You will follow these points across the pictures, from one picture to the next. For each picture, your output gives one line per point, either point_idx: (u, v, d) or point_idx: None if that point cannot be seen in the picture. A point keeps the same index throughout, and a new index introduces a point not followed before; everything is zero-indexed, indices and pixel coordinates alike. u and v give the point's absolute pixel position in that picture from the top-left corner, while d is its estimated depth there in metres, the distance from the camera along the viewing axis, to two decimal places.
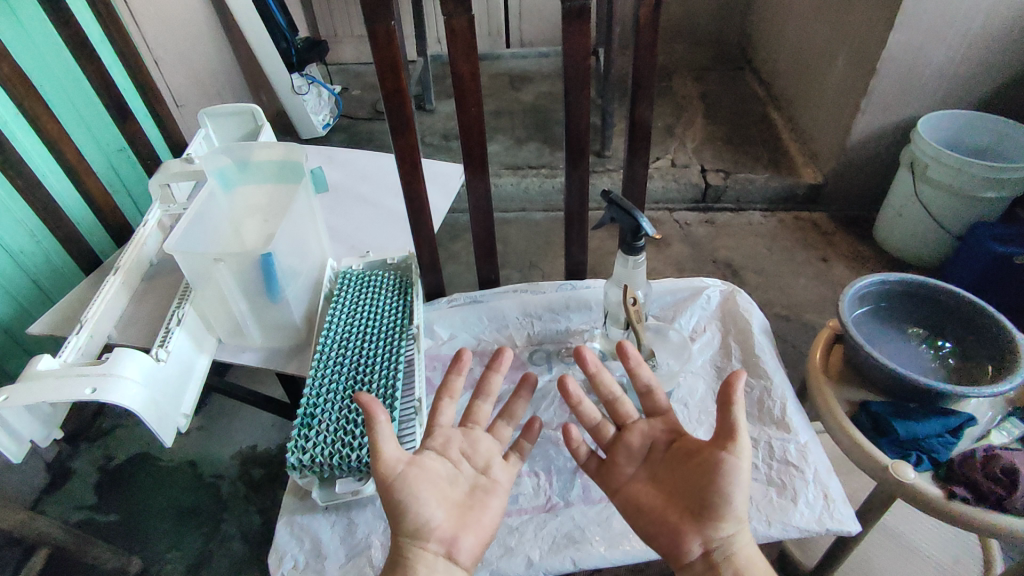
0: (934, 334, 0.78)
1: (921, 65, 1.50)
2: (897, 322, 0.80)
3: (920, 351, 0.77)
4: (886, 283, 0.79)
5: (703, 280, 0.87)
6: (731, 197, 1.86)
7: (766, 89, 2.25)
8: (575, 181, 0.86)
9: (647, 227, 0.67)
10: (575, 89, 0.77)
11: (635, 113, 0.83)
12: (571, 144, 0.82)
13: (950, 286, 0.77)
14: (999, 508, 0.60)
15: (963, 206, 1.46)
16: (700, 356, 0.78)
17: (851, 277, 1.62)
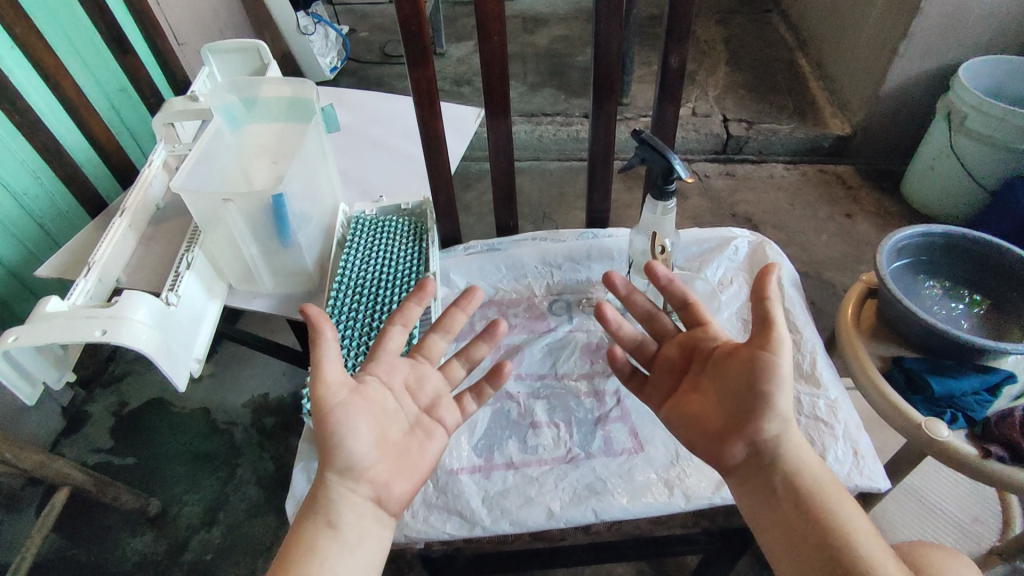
0: (973, 290, 0.75)
1: (967, 6, 1.41)
2: (933, 278, 0.76)
3: (957, 308, 0.74)
4: (927, 235, 0.75)
5: (732, 230, 0.83)
6: (754, 148, 1.79)
7: (795, 34, 2.14)
8: (602, 120, 0.81)
9: (680, 168, 0.62)
10: (606, 17, 0.71)
11: (669, 48, 0.77)
12: (600, 78, 0.76)
13: (998, 239, 0.73)
14: None
15: (1002, 160, 1.40)
16: (728, 308, 0.76)
17: (876, 233, 1.57)
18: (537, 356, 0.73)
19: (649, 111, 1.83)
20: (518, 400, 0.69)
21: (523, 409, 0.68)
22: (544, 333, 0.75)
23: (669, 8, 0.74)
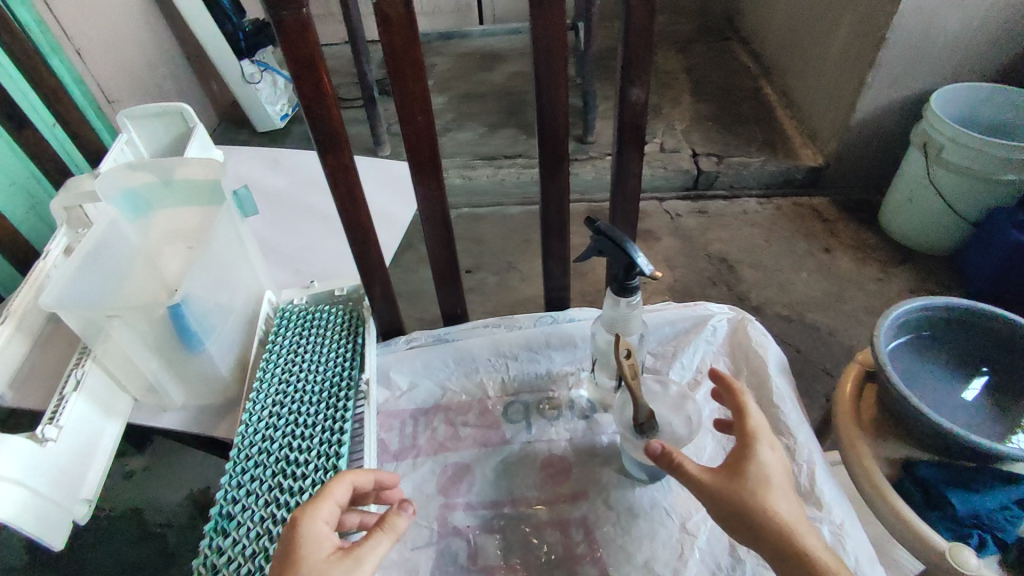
0: (982, 368, 0.66)
1: (933, 34, 1.36)
2: (936, 356, 0.67)
3: (966, 395, 0.65)
4: (919, 309, 0.66)
5: (708, 306, 0.74)
6: (724, 184, 1.71)
7: (757, 62, 2.10)
8: (553, 202, 0.69)
9: (643, 264, 0.53)
10: (549, 92, 0.59)
11: (622, 120, 0.66)
12: (547, 156, 0.65)
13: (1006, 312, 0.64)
14: None
15: (981, 191, 1.34)
16: (709, 404, 0.67)
17: (856, 269, 1.49)
18: (490, 478, 0.62)
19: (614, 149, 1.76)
20: (467, 537, 0.58)
21: (473, 551, 0.57)
22: (497, 447, 0.65)
23: (622, 79, 0.63)
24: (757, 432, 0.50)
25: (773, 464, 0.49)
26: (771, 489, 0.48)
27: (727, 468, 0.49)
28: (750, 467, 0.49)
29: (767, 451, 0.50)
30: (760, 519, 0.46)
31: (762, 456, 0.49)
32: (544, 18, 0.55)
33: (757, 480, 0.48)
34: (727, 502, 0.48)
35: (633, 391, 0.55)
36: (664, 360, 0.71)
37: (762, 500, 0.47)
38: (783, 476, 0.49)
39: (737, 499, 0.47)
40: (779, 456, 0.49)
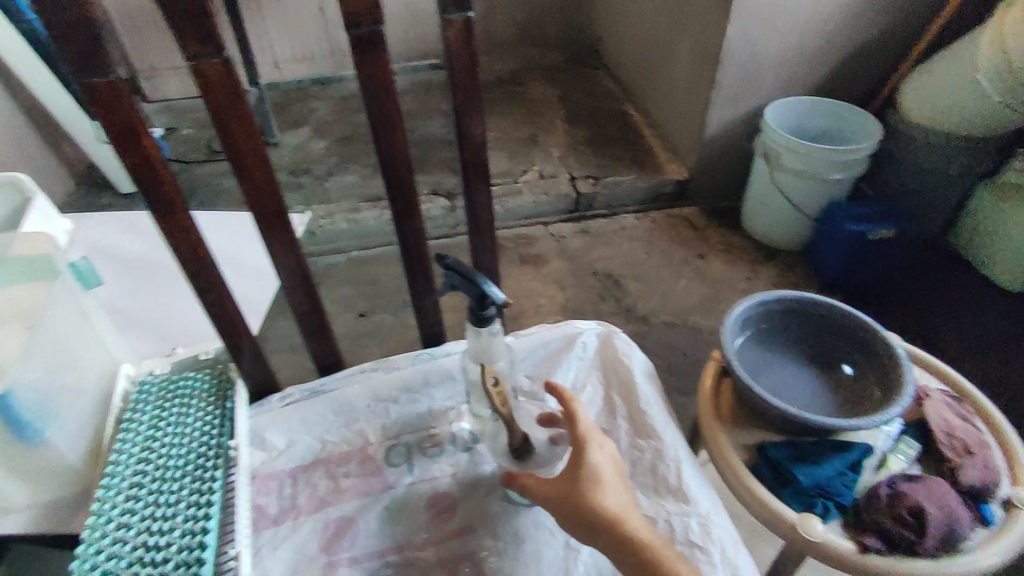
0: (818, 354, 0.72)
1: (759, 56, 1.53)
2: (777, 348, 0.73)
3: (807, 378, 0.71)
4: (758, 304, 0.73)
5: (577, 323, 0.76)
6: (603, 203, 1.81)
7: (622, 87, 2.25)
8: (411, 244, 0.70)
9: (496, 293, 0.55)
10: (388, 139, 0.60)
11: (467, 158, 0.68)
12: (398, 202, 0.65)
13: (826, 299, 0.72)
14: (910, 552, 0.56)
15: (818, 191, 1.51)
16: None
17: (727, 270, 1.61)
18: (375, 529, 0.62)
19: (497, 180, 1.81)
20: None
21: None
22: (380, 494, 0.64)
23: (457, 123, 0.65)
24: (585, 439, 0.56)
25: (602, 465, 0.55)
26: (601, 486, 0.54)
27: (563, 476, 0.55)
28: (581, 472, 0.54)
29: (596, 454, 0.55)
30: (591, 517, 0.53)
31: (590, 459, 0.55)
32: (369, 71, 0.56)
33: (586, 482, 0.54)
34: (563, 508, 0.54)
35: (504, 418, 0.58)
36: (539, 382, 0.74)
37: (589, 499, 0.53)
38: (612, 472, 0.55)
39: (569, 503, 0.54)
40: (605, 456, 0.55)
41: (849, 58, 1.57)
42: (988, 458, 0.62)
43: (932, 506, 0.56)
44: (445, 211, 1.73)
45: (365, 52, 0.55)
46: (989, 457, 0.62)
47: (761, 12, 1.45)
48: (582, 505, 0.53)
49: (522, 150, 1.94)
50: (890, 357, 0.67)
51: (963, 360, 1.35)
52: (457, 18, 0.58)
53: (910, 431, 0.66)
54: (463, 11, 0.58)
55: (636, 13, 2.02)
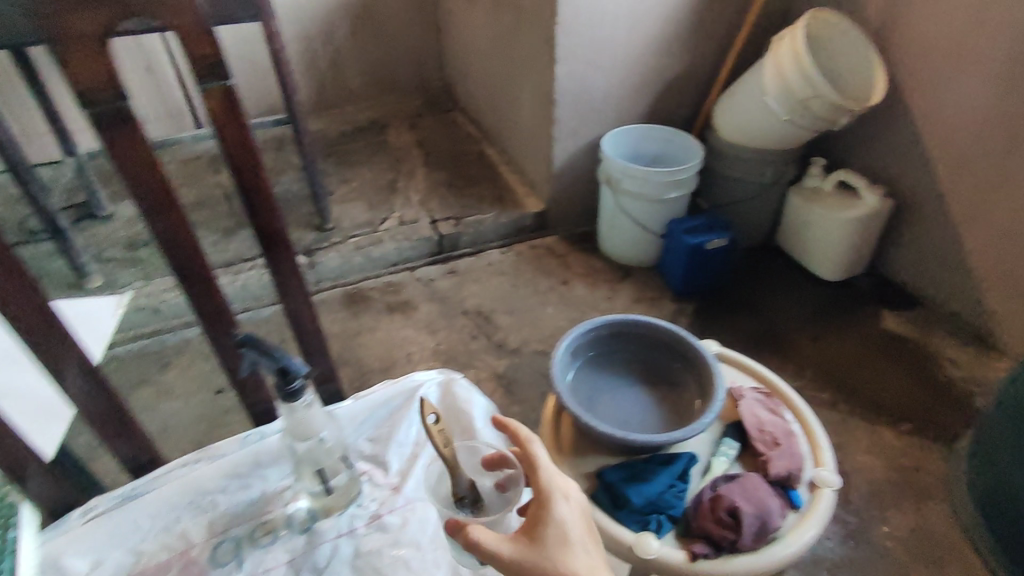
0: (648, 365, 0.88)
1: (589, 91, 1.63)
2: (610, 369, 0.87)
3: (639, 391, 0.85)
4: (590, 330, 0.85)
5: (412, 377, 0.76)
6: (467, 242, 1.82)
7: (478, 128, 2.30)
8: (213, 313, 0.70)
9: (297, 364, 0.54)
10: (162, 214, 0.62)
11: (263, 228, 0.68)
12: (189, 276, 0.66)
13: (644, 318, 0.87)
14: (732, 549, 0.76)
15: (658, 210, 1.62)
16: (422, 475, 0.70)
17: (590, 293, 1.67)
18: None
19: (358, 230, 1.76)
20: None
21: None
22: None
23: (241, 192, 0.65)
24: (552, 492, 0.60)
25: (569, 518, 0.59)
26: (568, 544, 0.57)
27: (531, 535, 0.58)
28: (551, 531, 0.58)
29: (563, 508, 0.59)
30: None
31: (557, 514, 0.59)
32: (125, 149, 0.58)
33: (555, 537, 0.57)
34: (531, 569, 0.55)
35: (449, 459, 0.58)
36: (381, 444, 0.72)
37: (558, 556, 0.56)
38: (578, 528, 0.59)
39: (539, 564, 0.55)
40: (571, 509, 0.59)
41: (669, 87, 1.72)
42: (792, 447, 0.86)
43: (745, 502, 0.77)
44: (304, 269, 1.67)
45: (113, 129, 0.57)
46: (796, 444, 0.87)
47: (583, 52, 1.55)
48: (550, 564, 0.55)
49: (382, 197, 1.92)
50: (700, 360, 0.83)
51: (801, 348, 1.49)
52: (211, 94, 0.60)
53: (729, 436, 0.88)
54: (222, 80, 0.60)
55: (480, 57, 2.09)
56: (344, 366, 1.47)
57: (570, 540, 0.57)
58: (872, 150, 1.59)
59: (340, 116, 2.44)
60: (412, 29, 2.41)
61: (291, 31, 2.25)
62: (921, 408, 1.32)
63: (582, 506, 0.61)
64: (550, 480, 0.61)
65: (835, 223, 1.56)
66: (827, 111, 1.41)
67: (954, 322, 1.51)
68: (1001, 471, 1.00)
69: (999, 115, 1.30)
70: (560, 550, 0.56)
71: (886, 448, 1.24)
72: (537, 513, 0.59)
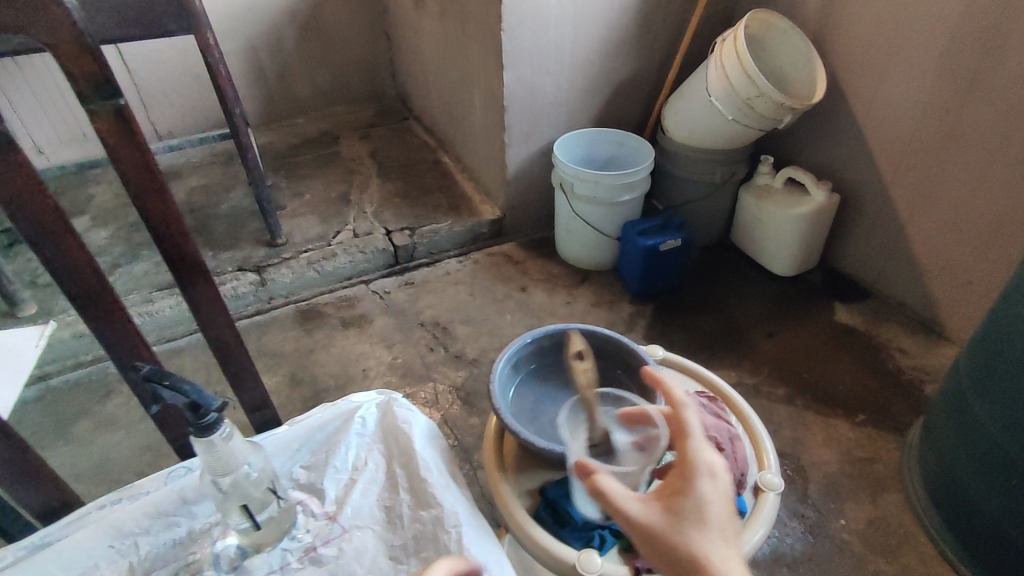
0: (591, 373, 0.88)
1: (539, 96, 1.63)
2: (554, 381, 0.88)
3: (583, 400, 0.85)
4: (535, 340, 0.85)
5: (351, 399, 0.72)
6: (423, 252, 1.79)
7: (432, 136, 2.28)
8: (120, 346, 0.65)
9: (211, 399, 0.50)
10: (51, 241, 0.56)
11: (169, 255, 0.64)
12: (89, 311, 0.62)
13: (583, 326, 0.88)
14: None
15: (612, 213, 1.62)
16: (365, 501, 0.65)
17: (548, 299, 1.66)
18: None
19: (310, 245, 1.71)
20: None
21: None
22: None
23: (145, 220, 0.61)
24: (695, 464, 0.56)
25: (712, 499, 0.54)
26: (702, 522, 0.53)
27: (668, 503, 0.55)
28: (686, 506, 0.54)
29: (706, 484, 0.55)
30: (685, 553, 0.52)
31: (700, 491, 0.55)
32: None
33: (693, 515, 0.54)
34: (658, 534, 0.54)
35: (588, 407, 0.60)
36: (316, 471, 0.68)
37: (688, 534, 0.53)
38: (720, 510, 0.54)
39: (665, 534, 0.53)
40: (716, 489, 0.55)
41: (618, 90, 1.73)
42: (736, 452, 0.87)
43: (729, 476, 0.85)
44: (254, 286, 1.62)
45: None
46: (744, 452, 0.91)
47: (530, 57, 1.54)
48: (678, 540, 0.53)
49: (334, 210, 1.87)
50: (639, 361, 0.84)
51: (757, 344, 1.50)
52: (108, 117, 0.55)
53: None
54: (113, 97, 0.54)
55: (430, 64, 2.07)
56: (297, 386, 1.42)
57: (708, 521, 0.53)
58: (817, 146, 1.61)
59: (291, 129, 2.39)
60: (361, 38, 2.38)
61: (236, 43, 2.19)
62: (873, 398, 1.34)
63: (730, 488, 0.56)
64: (700, 452, 0.57)
65: (785, 220, 1.59)
66: (771, 110, 1.43)
67: (902, 312, 1.54)
68: (948, 457, 1.02)
69: (934, 107, 1.33)
70: (690, 529, 0.53)
71: (842, 440, 1.26)
72: (681, 484, 0.56)
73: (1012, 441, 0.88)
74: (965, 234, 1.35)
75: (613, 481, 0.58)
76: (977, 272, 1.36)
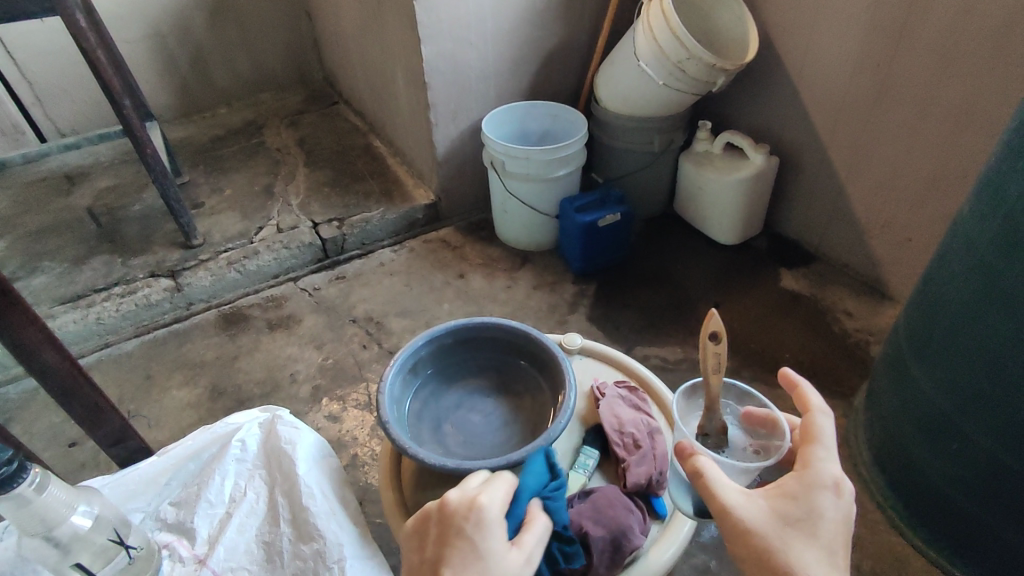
0: (499, 370, 0.78)
1: (463, 70, 1.53)
2: (456, 383, 0.77)
3: (488, 405, 0.76)
4: (435, 338, 0.76)
5: (228, 421, 0.67)
6: (355, 243, 1.69)
7: (362, 119, 2.16)
8: None
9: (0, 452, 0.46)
10: None
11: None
12: None
13: (490, 318, 0.77)
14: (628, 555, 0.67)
15: (548, 190, 1.55)
16: (243, 537, 0.62)
17: (487, 285, 1.58)
18: None
19: (230, 243, 1.59)
20: None
21: None
22: None
23: None
24: (819, 477, 0.53)
25: (828, 515, 0.52)
26: (810, 533, 0.52)
27: (776, 505, 0.53)
28: (798, 516, 0.52)
29: (827, 498, 0.52)
30: (785, 556, 0.51)
31: (817, 503, 0.52)
32: None
33: (802, 523, 0.52)
34: (763, 531, 0.52)
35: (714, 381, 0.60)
36: (186, 508, 0.64)
37: (793, 542, 0.51)
38: (833, 528, 0.52)
39: (766, 535, 0.52)
40: (837, 505, 0.52)
41: (548, 59, 1.64)
42: (656, 448, 0.75)
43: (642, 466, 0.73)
44: (169, 293, 1.50)
45: None
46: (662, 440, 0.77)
47: (449, 28, 1.44)
48: (778, 543, 0.51)
49: (257, 204, 1.75)
50: (550, 357, 0.73)
51: (704, 316, 1.46)
52: None
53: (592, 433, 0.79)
54: None
55: (352, 42, 1.94)
56: (219, 397, 1.32)
57: (818, 535, 0.52)
58: (755, 108, 1.56)
59: (211, 120, 2.22)
60: (280, 18, 2.22)
61: (140, 29, 2.01)
62: (820, 364, 1.31)
63: (848, 509, 0.53)
64: (823, 464, 0.54)
65: (727, 187, 1.53)
66: (703, 73, 1.37)
67: (846, 274, 1.52)
68: (891, 422, 0.99)
69: (867, 60, 1.29)
70: (795, 538, 0.51)
71: (790, 410, 1.22)
72: (796, 489, 0.53)
73: (953, 405, 0.84)
74: (903, 190, 1.32)
75: (715, 467, 0.55)
76: (915, 228, 1.33)
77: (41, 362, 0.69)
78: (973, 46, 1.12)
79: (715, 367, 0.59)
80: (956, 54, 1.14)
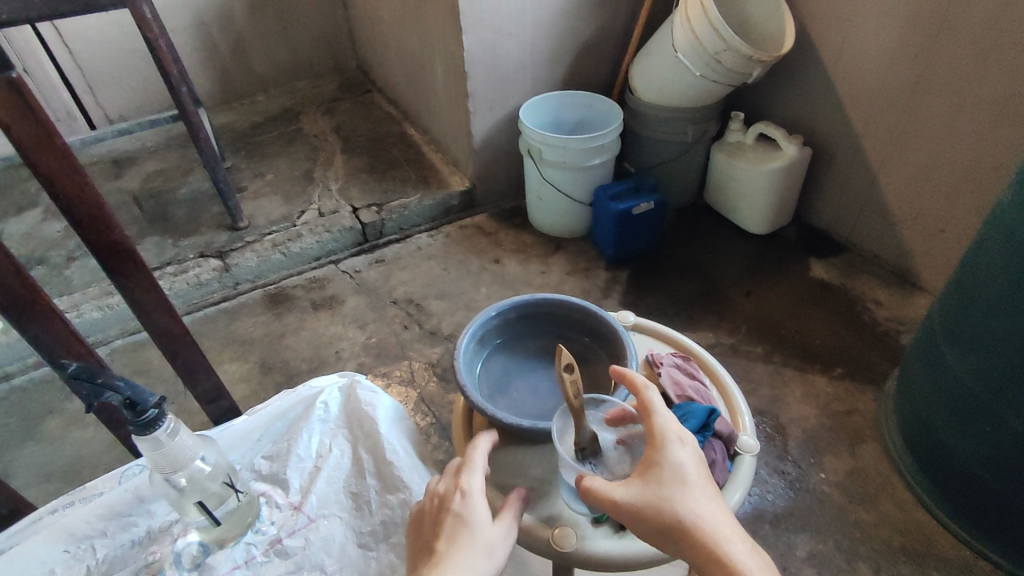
0: (557, 343, 0.84)
1: (502, 59, 1.57)
2: (517, 353, 0.84)
3: (547, 374, 0.83)
4: (502, 312, 0.82)
5: (312, 384, 0.74)
6: (393, 228, 1.74)
7: (396, 107, 2.20)
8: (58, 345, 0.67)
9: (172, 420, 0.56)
10: None
11: (93, 241, 0.67)
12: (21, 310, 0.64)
13: (551, 295, 0.83)
14: None
15: (583, 178, 1.59)
16: (332, 488, 0.69)
17: (522, 269, 1.63)
18: None
19: (275, 226, 1.65)
20: None
21: None
22: None
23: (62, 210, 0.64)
24: (663, 438, 0.59)
25: (686, 463, 0.57)
26: (682, 481, 0.56)
27: (645, 478, 0.57)
28: (664, 471, 0.57)
29: (678, 449, 0.58)
30: (672, 516, 0.54)
31: (673, 457, 0.57)
32: None
33: (672, 479, 0.56)
34: (646, 506, 0.56)
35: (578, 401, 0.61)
36: (279, 461, 0.71)
37: (675, 499, 0.55)
38: (696, 471, 0.57)
39: (652, 507, 0.55)
40: (688, 451, 0.58)
41: (584, 49, 1.67)
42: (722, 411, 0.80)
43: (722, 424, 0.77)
44: (218, 273, 1.56)
45: None
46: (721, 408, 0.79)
47: (490, 19, 1.48)
48: (667, 507, 0.55)
49: (299, 189, 1.81)
50: (609, 332, 0.79)
51: (733, 303, 1.49)
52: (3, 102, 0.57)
53: None
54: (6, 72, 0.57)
55: (389, 30, 1.98)
56: (269, 371, 1.39)
57: (687, 483, 0.56)
58: (788, 99, 1.58)
59: (250, 107, 2.28)
60: (317, 6, 2.26)
61: (184, 17, 2.07)
62: (850, 350, 1.34)
63: (697, 450, 0.59)
64: (664, 425, 0.60)
65: (759, 176, 1.56)
66: (739, 64, 1.39)
67: (876, 264, 1.55)
68: (923, 406, 1.02)
69: (904, 52, 1.31)
70: (672, 492, 0.56)
71: (820, 394, 1.26)
72: (655, 456, 0.58)
73: (987, 389, 0.88)
74: (938, 182, 1.34)
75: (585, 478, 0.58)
76: (950, 219, 1.35)
77: (154, 323, 0.75)
78: (1012, 38, 1.13)
79: (575, 394, 0.60)
80: (995, 45, 1.16)
